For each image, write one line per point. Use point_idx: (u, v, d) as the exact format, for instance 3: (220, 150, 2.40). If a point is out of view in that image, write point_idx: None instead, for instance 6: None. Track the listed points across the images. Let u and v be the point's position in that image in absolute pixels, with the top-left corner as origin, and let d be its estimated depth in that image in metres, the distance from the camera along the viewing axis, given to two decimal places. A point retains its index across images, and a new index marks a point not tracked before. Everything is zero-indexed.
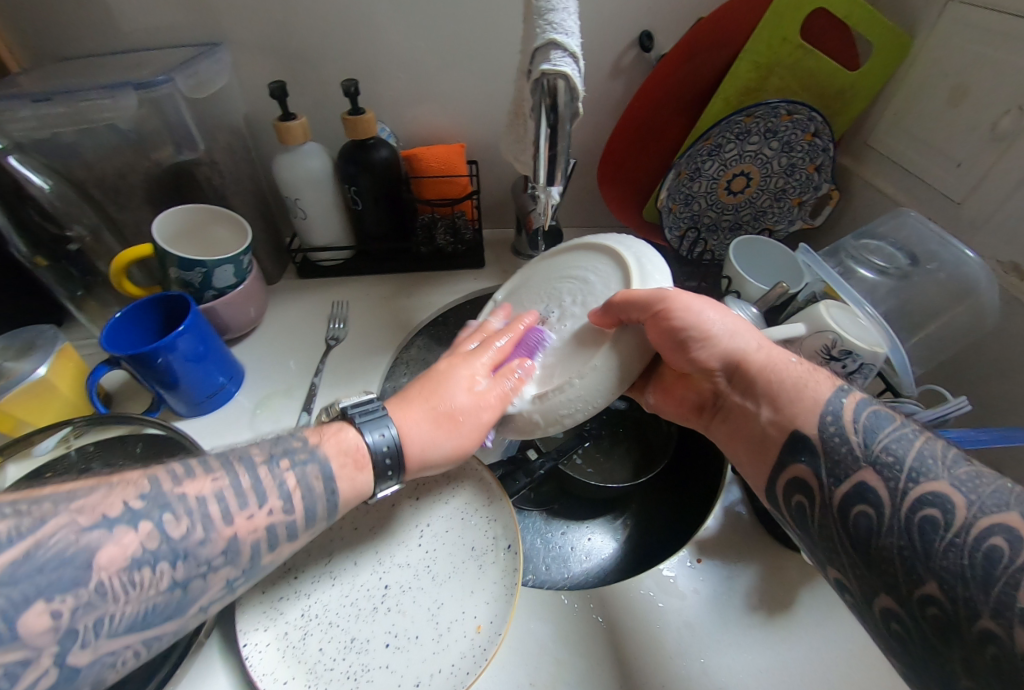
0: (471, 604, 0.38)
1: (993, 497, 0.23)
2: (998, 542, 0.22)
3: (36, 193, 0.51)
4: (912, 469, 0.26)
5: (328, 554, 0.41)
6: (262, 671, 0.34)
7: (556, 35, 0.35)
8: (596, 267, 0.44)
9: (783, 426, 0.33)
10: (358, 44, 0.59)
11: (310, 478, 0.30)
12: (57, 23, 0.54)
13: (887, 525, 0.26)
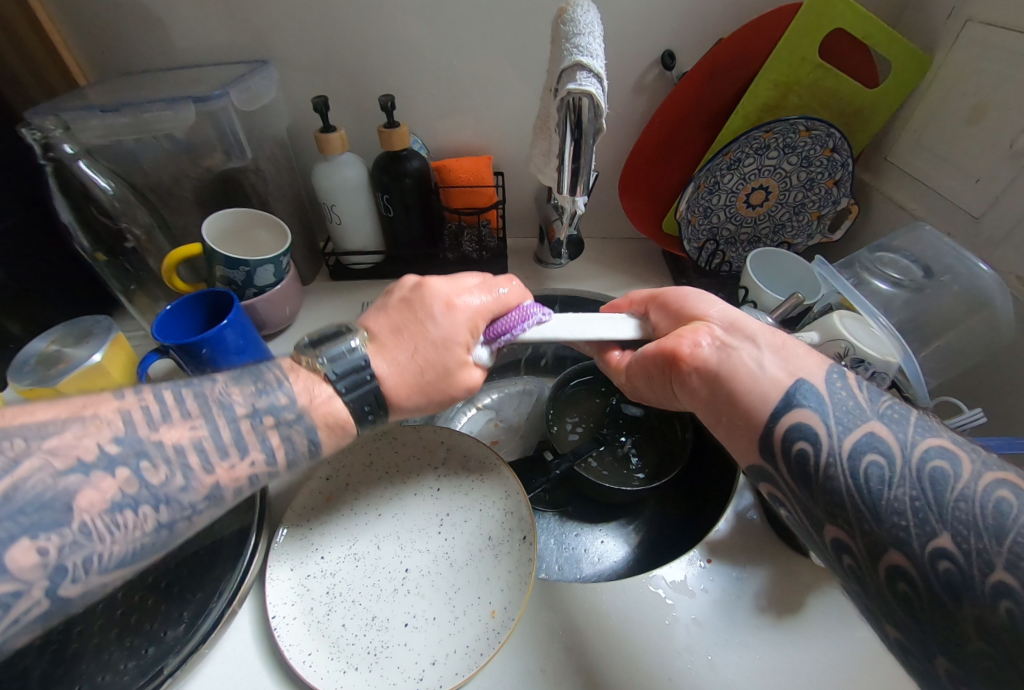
0: (486, 591, 0.40)
1: (994, 463, 0.26)
2: (1006, 495, 0.24)
3: (99, 193, 0.54)
4: (918, 428, 0.28)
5: (351, 536, 0.44)
6: (289, 641, 0.36)
7: (581, 57, 0.38)
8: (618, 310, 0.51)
9: (790, 372, 0.33)
10: (395, 63, 0.63)
11: (294, 436, 0.33)
12: (127, 42, 0.60)
13: (899, 477, 0.26)
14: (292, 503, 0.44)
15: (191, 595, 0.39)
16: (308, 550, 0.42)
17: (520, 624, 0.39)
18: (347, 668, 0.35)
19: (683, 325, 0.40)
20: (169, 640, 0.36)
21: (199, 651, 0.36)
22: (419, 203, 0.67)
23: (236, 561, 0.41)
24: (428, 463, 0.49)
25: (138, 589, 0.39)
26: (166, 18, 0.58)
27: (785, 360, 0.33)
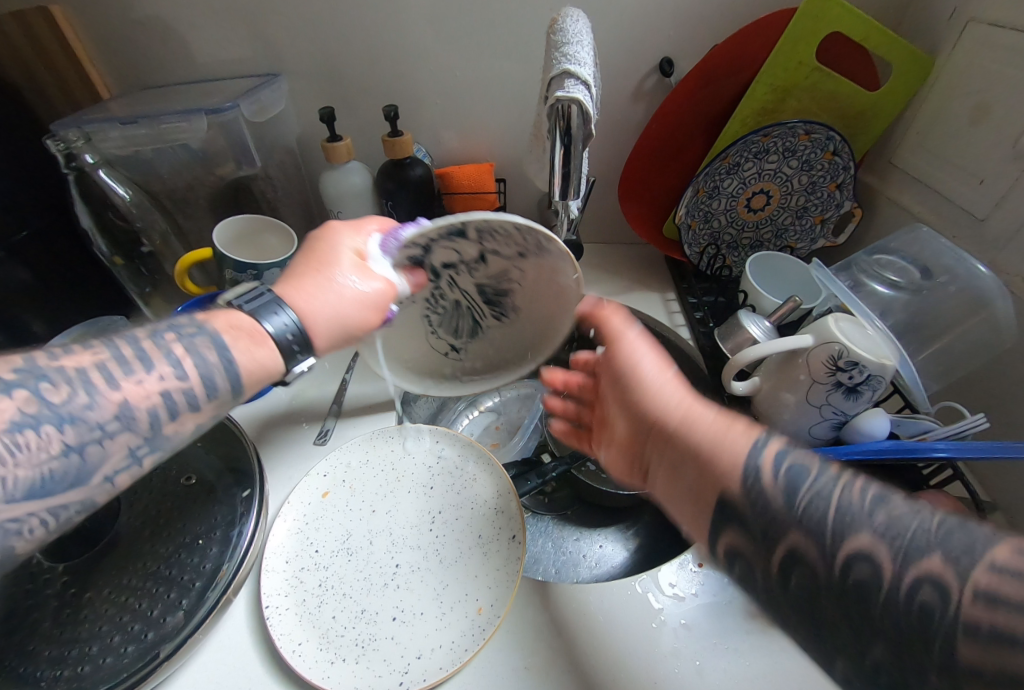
0: (474, 587, 0.40)
1: (916, 540, 0.21)
2: (928, 596, 0.19)
3: (118, 200, 0.58)
4: (834, 522, 0.23)
5: (346, 533, 0.44)
6: (280, 631, 0.37)
7: (570, 65, 0.39)
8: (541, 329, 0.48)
9: (708, 493, 0.27)
10: (400, 75, 0.65)
11: (200, 347, 0.33)
12: (146, 57, 0.63)
13: (822, 588, 0.22)
14: (293, 497, 0.46)
15: (190, 584, 0.40)
16: (304, 543, 0.43)
17: (507, 620, 0.39)
18: (337, 660, 0.36)
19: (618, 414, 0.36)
20: (168, 625, 0.38)
21: (194, 637, 0.37)
22: (424, 211, 0.68)
23: (232, 551, 0.42)
24: (426, 462, 0.50)
25: (141, 576, 0.41)
26: (183, 34, 0.61)
27: (710, 474, 0.27)
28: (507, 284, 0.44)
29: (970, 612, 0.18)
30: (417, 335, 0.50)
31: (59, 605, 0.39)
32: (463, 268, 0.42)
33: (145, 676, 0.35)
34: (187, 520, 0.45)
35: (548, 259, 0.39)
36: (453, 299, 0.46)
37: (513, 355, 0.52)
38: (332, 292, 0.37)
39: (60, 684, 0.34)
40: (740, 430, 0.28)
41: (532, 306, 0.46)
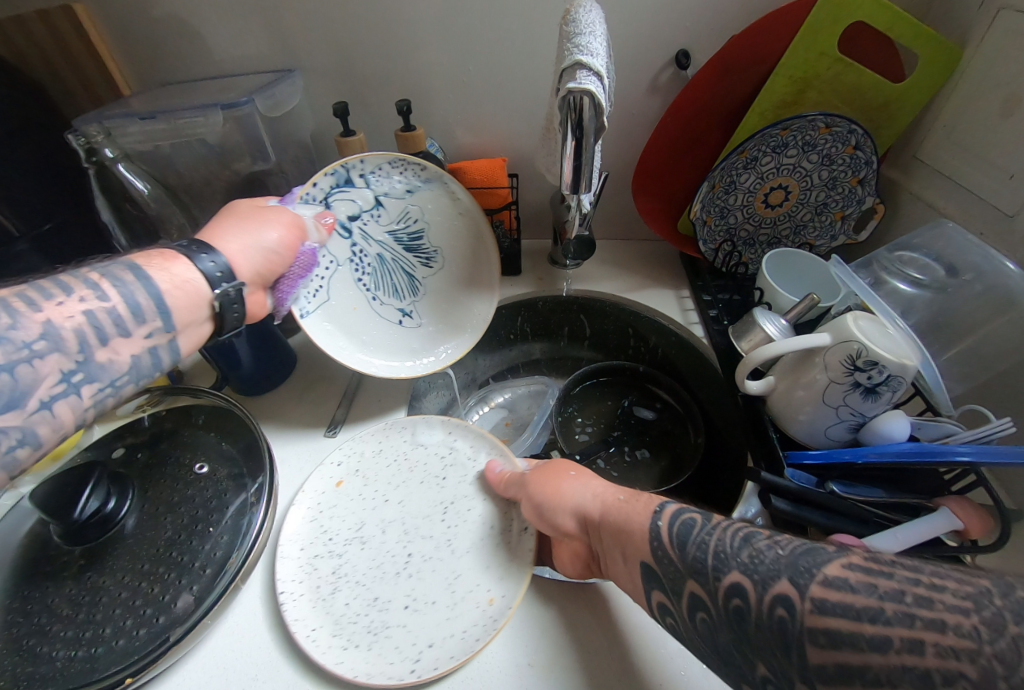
0: (485, 579, 0.40)
1: (770, 569, 0.25)
2: (781, 612, 0.24)
3: (137, 195, 0.58)
4: (713, 563, 0.28)
5: (360, 522, 0.45)
6: (295, 617, 0.38)
7: (581, 56, 0.38)
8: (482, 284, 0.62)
9: (633, 561, 0.33)
10: (414, 70, 0.65)
11: (116, 273, 0.34)
12: (165, 53, 0.64)
13: (717, 621, 0.27)
14: (308, 486, 0.48)
15: (201, 570, 0.41)
16: (320, 532, 0.44)
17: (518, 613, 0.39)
18: (348, 646, 0.36)
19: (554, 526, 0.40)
20: (180, 607, 0.39)
21: (204, 621, 0.38)
22: None
23: (241, 539, 0.43)
24: (442, 454, 0.51)
25: (154, 559, 0.42)
26: (201, 31, 0.62)
27: (627, 543, 0.33)
28: (413, 223, 0.59)
29: (810, 621, 0.23)
30: (367, 312, 0.58)
31: (77, 587, 0.40)
32: (371, 217, 0.57)
33: (151, 662, 0.36)
34: (198, 507, 0.46)
35: (432, 189, 0.58)
36: (377, 254, 0.59)
37: (457, 304, 0.62)
38: (241, 221, 0.41)
39: (76, 665, 0.36)
40: (642, 497, 0.36)
41: (444, 238, 0.61)
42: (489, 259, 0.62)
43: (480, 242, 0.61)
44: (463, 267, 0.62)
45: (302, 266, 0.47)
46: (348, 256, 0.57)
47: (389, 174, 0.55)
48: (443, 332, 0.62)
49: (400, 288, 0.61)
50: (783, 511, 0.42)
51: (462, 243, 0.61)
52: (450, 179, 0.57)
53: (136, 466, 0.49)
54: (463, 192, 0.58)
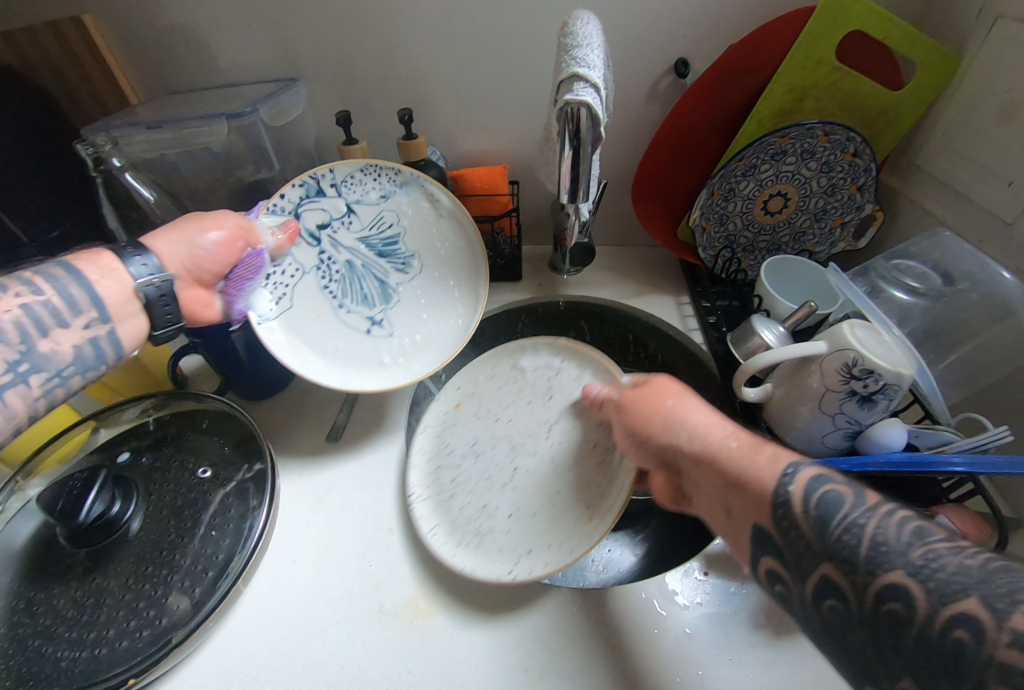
0: (584, 498, 0.48)
1: (954, 581, 0.21)
2: (961, 635, 0.19)
3: (143, 202, 0.59)
4: (869, 553, 0.23)
5: (476, 441, 0.55)
6: (420, 513, 0.48)
7: (578, 68, 0.39)
8: (465, 288, 0.62)
9: (743, 519, 0.30)
10: (415, 79, 0.66)
11: (49, 268, 0.35)
12: (171, 63, 0.65)
13: (854, 618, 0.23)
14: (432, 408, 0.57)
15: (203, 573, 0.42)
16: (442, 449, 0.55)
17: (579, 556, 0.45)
18: (467, 538, 0.47)
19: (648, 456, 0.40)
20: (183, 610, 0.40)
21: (207, 623, 0.39)
22: None
23: (243, 544, 0.44)
24: (548, 378, 0.58)
25: (156, 562, 0.43)
26: (207, 42, 0.63)
27: (740, 498, 0.30)
28: (386, 229, 0.60)
29: (1005, 655, 0.18)
30: (331, 319, 0.58)
31: (81, 589, 0.41)
32: (342, 224, 0.58)
33: (152, 664, 0.36)
34: (201, 509, 0.47)
35: (409, 195, 0.60)
36: (347, 260, 0.59)
37: (433, 311, 0.62)
38: (181, 220, 0.43)
39: (81, 665, 0.37)
40: (765, 450, 0.31)
41: (419, 244, 0.61)
42: (468, 265, 0.62)
43: (460, 247, 0.62)
44: (441, 274, 0.63)
45: (247, 269, 0.47)
46: (316, 262, 0.58)
47: (363, 181, 0.57)
48: (415, 341, 0.61)
49: (371, 295, 0.61)
50: None
51: (439, 249, 0.62)
52: (427, 184, 0.59)
53: (141, 470, 0.50)
54: (440, 196, 0.60)
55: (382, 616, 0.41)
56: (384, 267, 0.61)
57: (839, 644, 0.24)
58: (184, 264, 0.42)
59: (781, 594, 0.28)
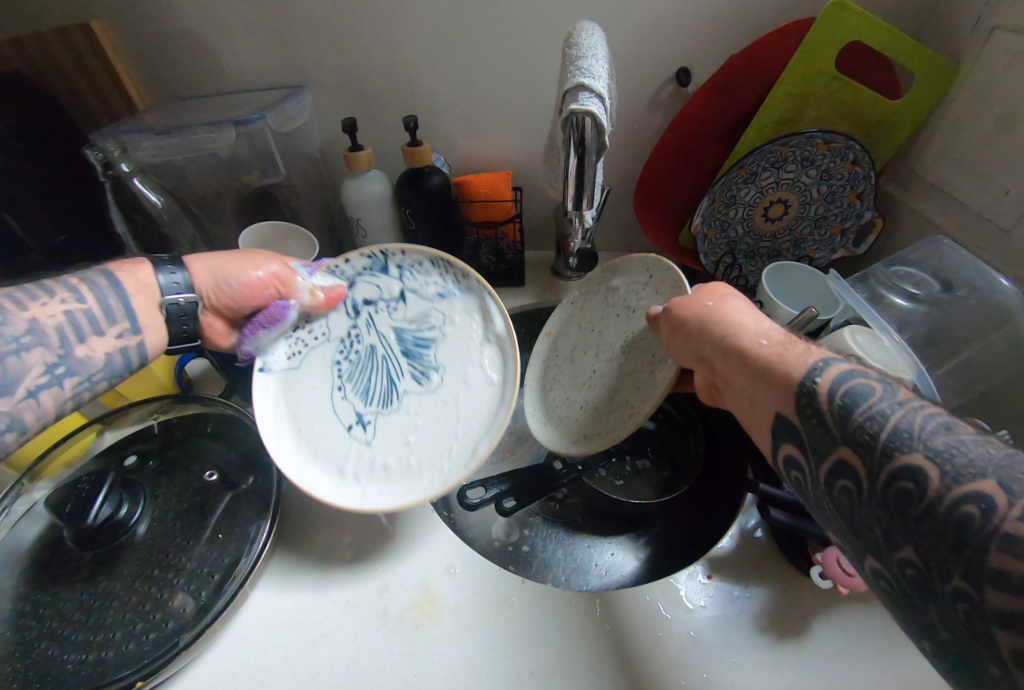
0: (633, 397, 0.50)
1: (973, 464, 0.21)
2: (971, 510, 0.20)
3: (150, 207, 0.60)
4: (889, 439, 0.24)
5: (573, 348, 0.61)
6: (528, 400, 0.62)
7: (584, 78, 0.39)
8: (481, 428, 0.43)
9: (766, 410, 0.31)
10: (421, 87, 0.67)
11: (91, 277, 0.39)
12: (179, 70, 0.66)
13: (865, 496, 0.24)
14: (553, 315, 0.66)
15: (210, 576, 0.42)
16: (552, 351, 0.64)
17: None
18: (556, 417, 0.59)
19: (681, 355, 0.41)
20: (189, 613, 0.40)
21: (213, 627, 0.39)
22: (439, 217, 0.69)
23: (249, 547, 0.44)
24: (634, 295, 0.55)
25: (163, 565, 0.43)
26: (215, 49, 0.64)
27: (764, 389, 0.31)
28: (426, 329, 0.47)
29: (1012, 527, 0.19)
30: (323, 402, 0.46)
31: (87, 593, 0.41)
32: (386, 308, 0.48)
33: (158, 668, 0.37)
34: (207, 511, 0.47)
35: (468, 302, 0.47)
36: (369, 345, 0.48)
37: (427, 443, 0.44)
38: (229, 254, 0.45)
39: (88, 668, 0.37)
40: (793, 349, 0.32)
41: (455, 356, 0.46)
42: (489, 408, 0.43)
43: (491, 385, 0.44)
44: (456, 402, 0.45)
45: (265, 318, 0.45)
46: (343, 334, 0.48)
47: (429, 270, 0.48)
48: (388, 469, 0.43)
49: (374, 390, 0.47)
50: (783, 523, 0.43)
51: (471, 379, 0.45)
52: (493, 300, 0.45)
53: (147, 472, 0.50)
54: (499, 320, 0.45)
55: (387, 620, 0.41)
56: (406, 369, 0.47)
57: (847, 521, 0.26)
58: (209, 291, 0.45)
59: (795, 478, 0.30)
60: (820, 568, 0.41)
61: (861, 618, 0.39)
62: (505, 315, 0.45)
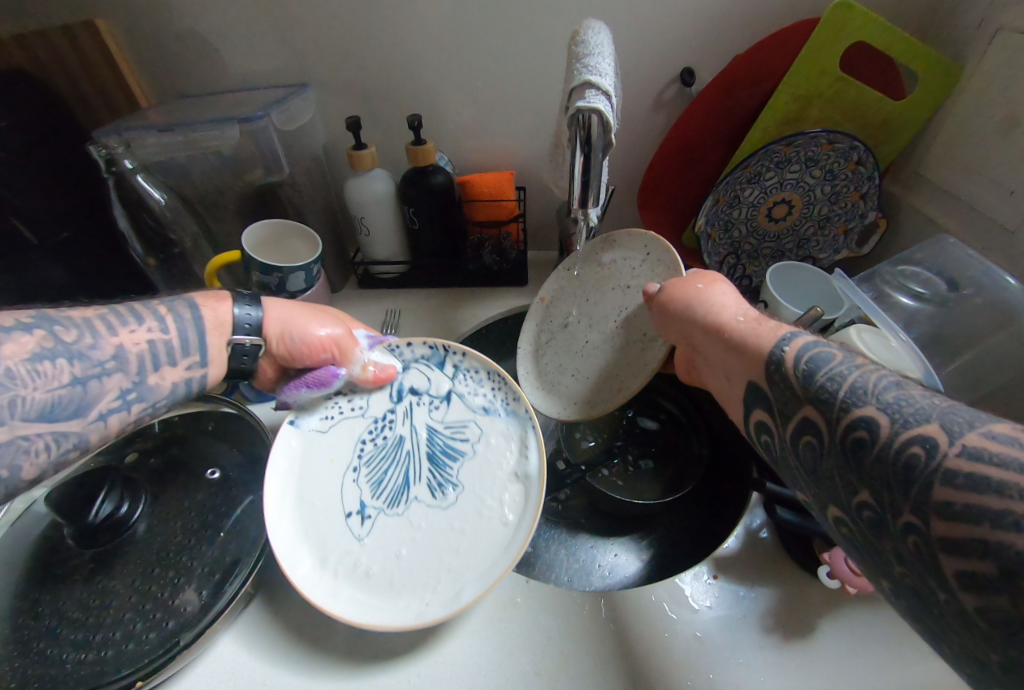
0: (622, 374, 0.52)
1: (918, 413, 0.23)
2: (916, 449, 0.22)
3: (153, 204, 0.61)
4: (846, 394, 0.25)
5: (566, 315, 0.61)
6: (520, 363, 0.63)
7: (590, 76, 0.39)
8: (476, 575, 0.38)
9: (740, 380, 0.33)
10: (424, 86, 0.67)
11: (178, 307, 0.39)
12: (183, 68, 0.66)
13: (827, 448, 0.26)
14: (548, 279, 0.65)
15: (210, 575, 0.42)
16: (545, 317, 0.63)
17: None
18: (547, 382, 0.60)
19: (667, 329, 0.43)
20: (189, 612, 0.39)
21: (213, 626, 0.39)
22: (442, 216, 0.70)
23: (251, 546, 0.44)
24: (629, 271, 0.54)
25: (164, 563, 0.43)
26: (219, 48, 0.64)
27: (738, 361, 0.33)
28: (459, 441, 0.47)
29: (953, 462, 0.20)
30: (335, 476, 0.46)
31: (86, 591, 0.41)
32: (428, 403, 0.50)
33: (158, 667, 0.36)
34: (208, 509, 0.47)
35: (509, 427, 0.46)
36: (398, 435, 0.48)
37: (418, 563, 0.39)
38: (303, 311, 0.46)
39: (87, 667, 0.36)
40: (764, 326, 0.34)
41: (476, 480, 0.44)
42: (492, 549, 0.39)
43: (503, 527, 0.40)
44: (462, 531, 0.41)
45: (316, 379, 0.46)
46: (378, 414, 0.49)
47: (482, 380, 0.49)
48: (369, 576, 0.39)
49: (384, 485, 0.45)
50: (788, 522, 0.43)
51: (486, 511, 0.42)
52: (534, 436, 0.44)
53: (148, 470, 0.50)
54: (534, 458, 0.44)
55: None
56: (423, 471, 0.45)
57: (811, 473, 0.27)
58: (275, 339, 0.45)
59: (765, 442, 0.31)
60: (827, 568, 0.41)
61: (868, 618, 0.39)
62: (542, 458, 0.43)
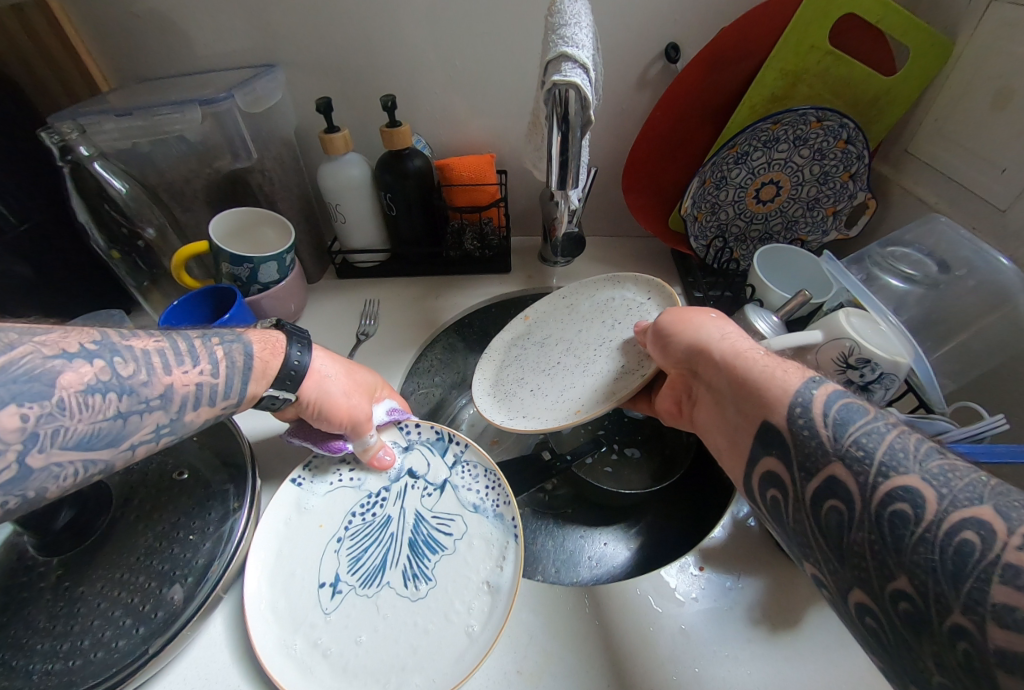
0: (583, 394, 0.49)
1: (967, 492, 0.22)
2: (971, 537, 0.21)
3: (114, 193, 0.57)
4: (883, 462, 0.25)
5: (548, 335, 0.61)
6: (481, 368, 0.61)
7: (567, 48, 0.37)
8: (431, 676, 0.35)
9: (751, 417, 0.32)
10: (398, 64, 0.64)
11: (236, 353, 0.39)
12: (144, 48, 0.63)
13: (857, 519, 0.25)
14: (542, 303, 0.66)
15: (183, 575, 0.40)
16: (524, 334, 0.63)
17: (612, 590, 0.41)
18: (501, 391, 0.58)
19: (669, 360, 0.43)
20: (159, 620, 0.38)
21: (184, 633, 0.37)
22: (421, 203, 0.67)
23: (223, 545, 0.42)
24: (626, 310, 0.57)
25: (136, 569, 0.41)
26: (180, 25, 0.61)
27: (754, 400, 0.32)
28: (444, 534, 0.45)
29: (1013, 556, 0.20)
30: (321, 544, 0.45)
31: (54, 599, 0.39)
32: (422, 488, 0.49)
33: (132, 673, 0.35)
34: (179, 514, 0.45)
35: (494, 532, 0.44)
36: (386, 515, 0.47)
37: (378, 654, 0.37)
38: (342, 380, 0.47)
39: (52, 679, 0.34)
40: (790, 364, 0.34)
41: (450, 578, 0.42)
42: (445, 661, 0.36)
43: (465, 638, 0.37)
44: (424, 629, 0.38)
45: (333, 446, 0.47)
46: (371, 492, 0.49)
47: (479, 476, 0.48)
48: (326, 657, 0.37)
49: (364, 563, 0.43)
50: None
51: (454, 616, 0.39)
52: (514, 547, 0.42)
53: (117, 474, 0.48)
54: (509, 571, 0.41)
55: None
56: (409, 549, 0.44)
57: (834, 546, 0.26)
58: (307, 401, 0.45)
59: (773, 500, 0.31)
60: None
61: None
62: (517, 567, 0.41)
